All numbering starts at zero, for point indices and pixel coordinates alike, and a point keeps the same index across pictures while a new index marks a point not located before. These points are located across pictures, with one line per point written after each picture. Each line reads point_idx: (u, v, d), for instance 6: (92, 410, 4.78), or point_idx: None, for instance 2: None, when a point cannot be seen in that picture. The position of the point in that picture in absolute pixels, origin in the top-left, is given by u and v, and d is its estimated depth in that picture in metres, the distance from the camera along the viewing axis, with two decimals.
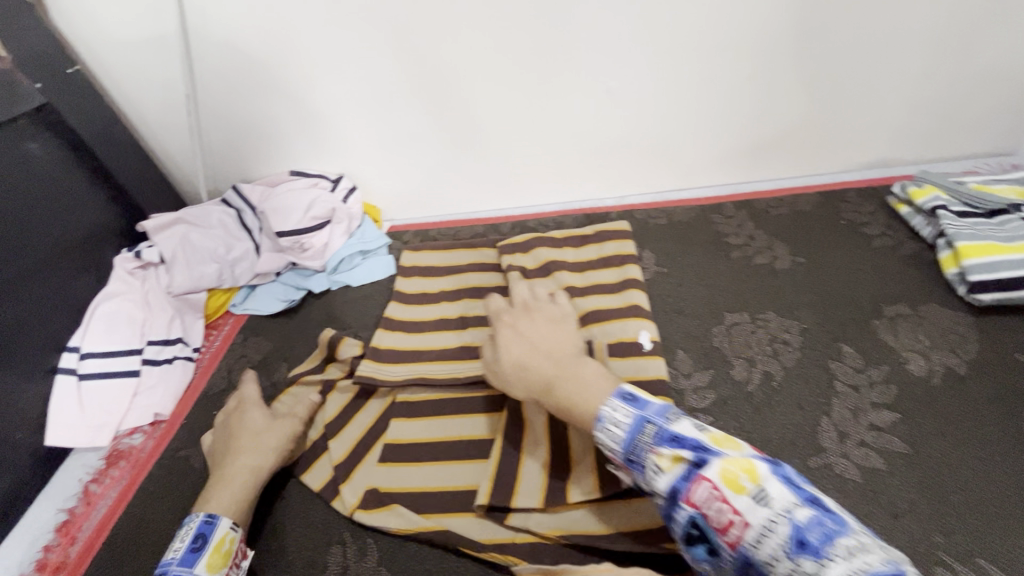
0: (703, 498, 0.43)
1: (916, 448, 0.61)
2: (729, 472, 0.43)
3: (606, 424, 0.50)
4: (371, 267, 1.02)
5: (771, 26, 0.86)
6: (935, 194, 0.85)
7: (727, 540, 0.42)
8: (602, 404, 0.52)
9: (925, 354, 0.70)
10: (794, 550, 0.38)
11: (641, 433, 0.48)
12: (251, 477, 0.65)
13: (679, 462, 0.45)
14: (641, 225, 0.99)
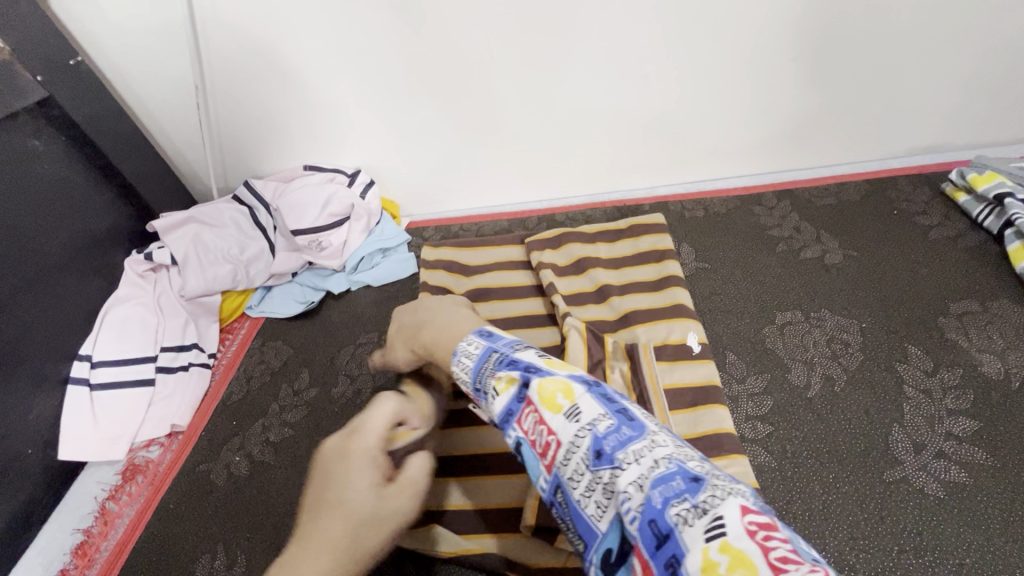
0: (529, 422, 0.39)
1: (1000, 459, 0.56)
2: (547, 391, 0.39)
3: (461, 359, 0.48)
4: (392, 266, 0.97)
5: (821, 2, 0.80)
6: (999, 181, 0.79)
7: (546, 463, 0.38)
8: (461, 341, 0.50)
9: (1001, 355, 0.64)
10: (595, 464, 0.34)
11: (487, 361, 0.45)
12: (354, 548, 0.40)
13: (510, 384, 0.41)
14: (676, 218, 0.94)
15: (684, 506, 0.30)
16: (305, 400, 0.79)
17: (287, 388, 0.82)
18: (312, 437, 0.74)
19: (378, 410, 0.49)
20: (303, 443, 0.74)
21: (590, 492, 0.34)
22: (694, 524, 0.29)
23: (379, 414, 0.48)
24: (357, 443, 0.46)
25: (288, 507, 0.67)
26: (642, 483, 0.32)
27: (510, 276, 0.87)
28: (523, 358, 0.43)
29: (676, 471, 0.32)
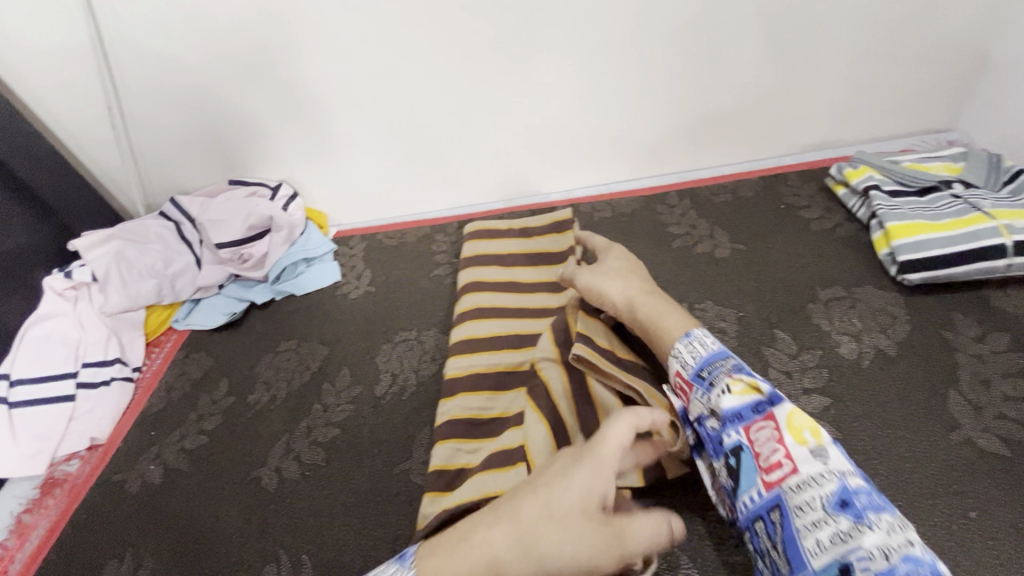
0: (767, 435, 0.50)
1: (845, 433, 0.61)
2: (796, 423, 0.50)
3: (695, 344, 0.58)
4: (315, 275, 1.00)
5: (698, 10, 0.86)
6: (869, 174, 0.85)
7: (767, 478, 0.48)
8: (694, 329, 0.61)
9: (857, 336, 0.70)
10: (836, 506, 0.44)
11: (723, 361, 0.56)
12: (527, 563, 0.42)
13: (752, 391, 0.52)
14: (586, 219, 0.99)
15: None
16: (223, 408, 0.82)
17: (205, 398, 0.84)
18: (225, 442, 0.77)
19: (625, 434, 0.47)
20: (216, 449, 0.76)
21: (818, 526, 0.43)
22: (879, 554, 0.40)
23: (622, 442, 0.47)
24: (601, 459, 0.46)
25: (196, 511, 0.70)
26: (889, 555, 0.40)
27: (466, 278, 0.87)
28: (761, 378, 0.54)
29: (886, 513, 0.44)
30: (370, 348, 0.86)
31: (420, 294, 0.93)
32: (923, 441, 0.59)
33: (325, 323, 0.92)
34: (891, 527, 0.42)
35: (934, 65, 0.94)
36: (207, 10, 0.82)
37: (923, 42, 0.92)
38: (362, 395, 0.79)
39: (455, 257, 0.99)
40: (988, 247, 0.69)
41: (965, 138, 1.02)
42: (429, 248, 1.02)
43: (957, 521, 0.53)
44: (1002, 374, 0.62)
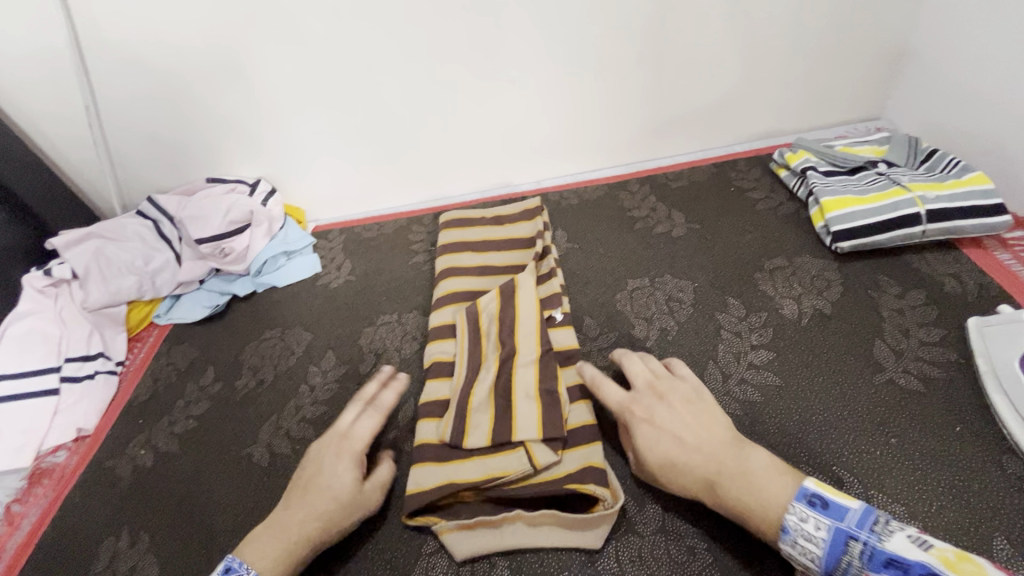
0: None
1: (786, 380, 0.68)
2: None
3: (798, 537, 0.49)
4: (295, 268, 1.03)
5: (654, 12, 0.92)
6: (807, 157, 0.95)
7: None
8: (786, 510, 0.50)
9: (797, 299, 0.78)
10: None
11: (846, 551, 0.48)
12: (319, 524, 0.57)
13: None
14: (554, 206, 1.05)
15: None
16: (211, 394, 0.85)
17: (193, 385, 0.87)
18: (215, 425, 0.80)
19: (363, 421, 0.65)
20: (206, 432, 0.79)
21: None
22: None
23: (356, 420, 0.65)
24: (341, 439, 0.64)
25: (190, 489, 0.73)
26: None
27: (442, 261, 0.93)
28: (900, 553, 0.45)
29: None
30: (354, 332, 0.90)
31: (399, 280, 0.98)
32: (852, 383, 0.67)
33: (307, 311, 0.96)
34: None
35: (863, 60, 1.05)
36: (186, 13, 0.85)
37: (855, 38, 1.01)
38: (347, 374, 0.83)
39: (431, 245, 1.04)
40: (907, 216, 0.79)
41: (891, 125, 1.13)
42: (406, 237, 1.07)
43: (879, 448, 0.60)
44: (918, 324, 0.71)
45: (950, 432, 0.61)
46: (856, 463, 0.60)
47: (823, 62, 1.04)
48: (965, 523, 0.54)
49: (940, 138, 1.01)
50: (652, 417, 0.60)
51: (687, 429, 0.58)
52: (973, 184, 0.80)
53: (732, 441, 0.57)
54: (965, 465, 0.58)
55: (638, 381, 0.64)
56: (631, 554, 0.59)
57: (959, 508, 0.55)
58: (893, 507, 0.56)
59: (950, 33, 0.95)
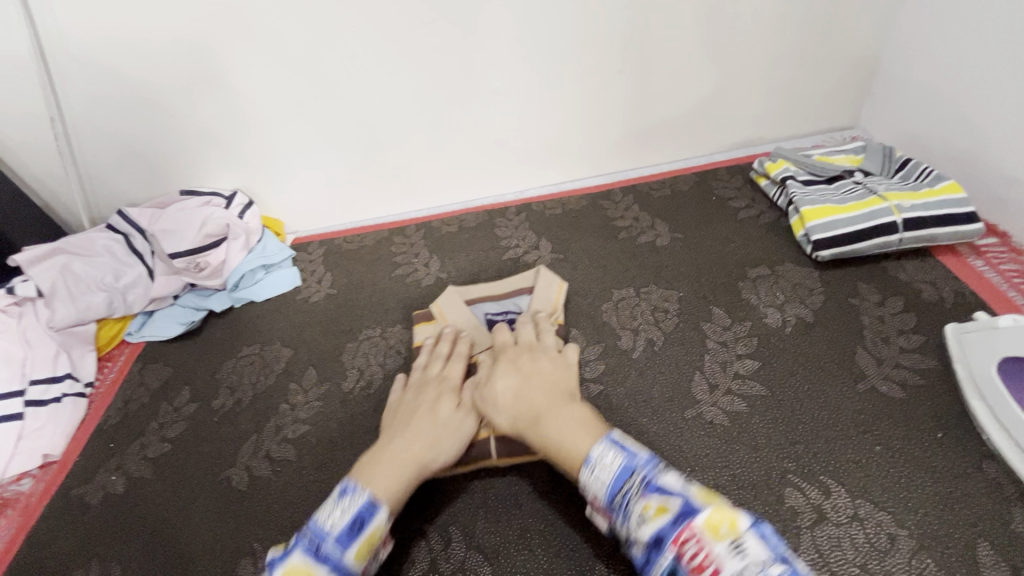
0: (692, 548, 0.43)
1: (771, 389, 0.69)
2: (711, 519, 0.44)
3: (596, 466, 0.51)
4: (274, 282, 1.01)
5: (634, 22, 0.93)
6: (786, 166, 0.96)
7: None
8: (591, 447, 0.53)
9: (780, 307, 0.78)
10: None
11: (629, 479, 0.49)
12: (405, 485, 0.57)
13: (665, 509, 0.46)
14: (537, 217, 1.05)
15: None
16: (186, 415, 0.82)
17: (167, 407, 0.84)
18: (191, 447, 0.77)
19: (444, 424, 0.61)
20: (182, 455, 0.77)
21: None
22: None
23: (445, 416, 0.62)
24: (437, 420, 0.61)
25: (165, 515, 0.71)
26: None
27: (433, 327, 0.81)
28: (670, 483, 0.48)
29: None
30: (335, 347, 0.88)
31: (382, 293, 0.96)
32: (838, 392, 0.67)
33: (287, 327, 0.93)
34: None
35: (838, 71, 1.07)
36: (157, 20, 0.83)
37: (829, 50, 1.04)
38: (329, 391, 0.81)
39: (414, 256, 1.02)
40: (883, 224, 0.80)
41: (866, 134, 1.15)
42: (389, 249, 1.05)
43: (865, 456, 0.61)
44: (898, 332, 0.72)
45: (932, 437, 0.62)
46: (844, 472, 0.60)
47: (800, 72, 1.06)
48: (951, 529, 0.55)
49: (912, 146, 1.04)
50: (550, 426, 0.57)
51: (584, 431, 0.55)
52: (945, 192, 0.82)
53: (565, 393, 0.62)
54: (946, 472, 0.59)
55: (501, 390, 0.62)
56: (622, 569, 0.58)
57: (942, 515, 0.56)
58: (879, 515, 0.56)
59: (919, 46, 0.98)
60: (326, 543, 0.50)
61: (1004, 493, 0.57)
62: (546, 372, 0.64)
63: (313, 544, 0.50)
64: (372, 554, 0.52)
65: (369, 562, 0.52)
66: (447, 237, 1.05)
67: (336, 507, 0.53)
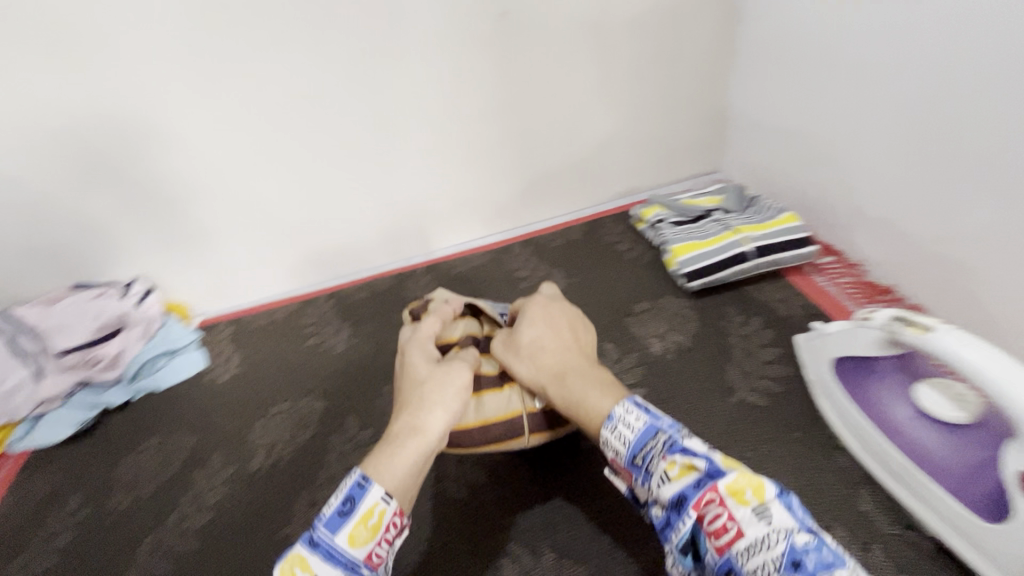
0: (712, 511, 0.42)
1: (657, 413, 0.75)
2: (737, 484, 0.43)
3: (620, 424, 0.50)
4: (177, 367, 0.98)
5: (506, 93, 1.04)
6: (659, 211, 1.09)
7: (718, 544, 0.41)
8: (615, 404, 0.52)
9: (662, 336, 0.86)
10: (788, 569, 0.38)
11: (653, 439, 0.48)
12: (424, 448, 0.54)
13: (690, 471, 0.44)
14: (444, 276, 1.10)
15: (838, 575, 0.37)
16: (78, 521, 0.77)
17: (55, 516, 0.78)
18: (81, 555, 0.73)
19: (460, 375, 0.59)
20: (71, 566, 0.72)
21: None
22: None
23: (457, 379, 0.58)
24: (444, 380, 0.58)
25: None
26: None
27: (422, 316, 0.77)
28: (696, 446, 0.46)
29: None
30: (242, 427, 0.86)
31: (293, 366, 0.96)
32: (713, 408, 0.74)
33: (192, 412, 0.90)
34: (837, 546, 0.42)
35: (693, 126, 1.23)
36: (39, 123, 0.85)
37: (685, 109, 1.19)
38: (235, 474, 0.79)
39: (326, 325, 1.04)
40: (736, 254, 0.92)
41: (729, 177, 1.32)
42: (299, 322, 1.05)
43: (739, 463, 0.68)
44: (760, 346, 0.82)
45: (792, 438, 0.70)
46: None
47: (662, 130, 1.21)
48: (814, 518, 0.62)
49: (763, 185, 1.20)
50: (568, 384, 0.57)
51: (611, 391, 0.55)
52: (784, 223, 0.95)
53: (588, 351, 0.62)
54: (805, 467, 0.66)
55: (527, 341, 0.62)
56: None
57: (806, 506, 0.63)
58: None
59: (754, 100, 1.14)
60: (321, 531, 0.47)
61: (851, 478, 0.65)
62: (567, 327, 0.63)
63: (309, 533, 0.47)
64: (377, 534, 0.48)
65: (375, 543, 0.48)
66: (357, 304, 1.07)
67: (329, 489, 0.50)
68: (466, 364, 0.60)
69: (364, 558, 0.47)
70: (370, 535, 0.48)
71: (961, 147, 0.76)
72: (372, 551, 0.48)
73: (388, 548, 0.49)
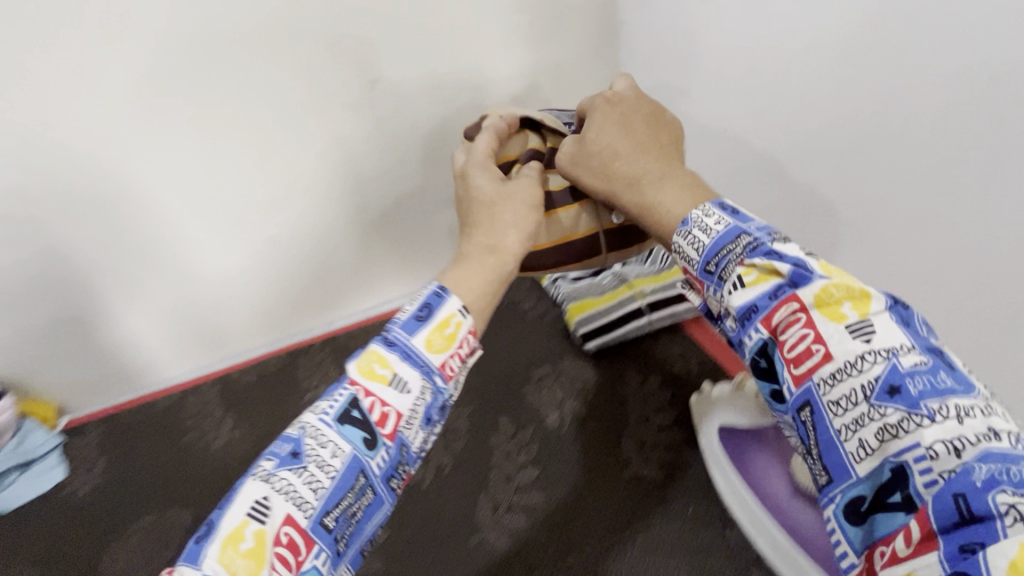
0: (795, 325, 0.39)
1: (549, 499, 0.71)
2: (828, 296, 0.39)
3: (695, 227, 0.45)
4: (33, 483, 0.88)
5: (397, 149, 0.86)
6: None
7: (796, 373, 0.39)
8: (693, 209, 0.47)
9: (559, 405, 0.81)
10: (881, 395, 0.35)
11: (733, 243, 0.43)
12: (496, 259, 0.53)
13: (770, 278, 0.41)
14: (340, 349, 1.02)
15: (941, 406, 0.34)
16: None
17: None
18: None
19: (518, 212, 0.55)
20: None
21: (863, 420, 0.36)
22: (948, 426, 0.33)
23: (524, 213, 0.55)
24: (511, 199, 0.55)
25: None
26: (956, 449, 0.33)
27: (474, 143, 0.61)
28: (788, 252, 0.42)
29: (1018, 455, 0.32)
30: (98, 553, 0.81)
31: (163, 472, 0.88)
32: (606, 487, 0.72)
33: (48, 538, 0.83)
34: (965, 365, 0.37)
35: None
36: None
37: None
38: None
39: (206, 418, 0.94)
40: (629, 310, 0.88)
41: None
42: (178, 416, 0.95)
43: (625, 550, 0.67)
44: (655, 411, 0.78)
45: (683, 515, 0.68)
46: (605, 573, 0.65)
47: None
48: None
49: None
50: (648, 188, 0.51)
51: (694, 193, 0.50)
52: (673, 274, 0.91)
53: (664, 150, 0.54)
54: (688, 548, 0.66)
55: (602, 148, 0.53)
56: None
57: None
58: None
59: None
60: (397, 330, 0.47)
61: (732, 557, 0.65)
62: (637, 128, 0.57)
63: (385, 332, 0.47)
64: (451, 345, 0.48)
65: (448, 355, 0.48)
66: (244, 390, 0.97)
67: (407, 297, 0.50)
68: (528, 182, 0.56)
69: (439, 364, 0.47)
70: (446, 343, 0.48)
71: (926, 215, 0.63)
72: (446, 362, 0.47)
73: (464, 365, 0.49)
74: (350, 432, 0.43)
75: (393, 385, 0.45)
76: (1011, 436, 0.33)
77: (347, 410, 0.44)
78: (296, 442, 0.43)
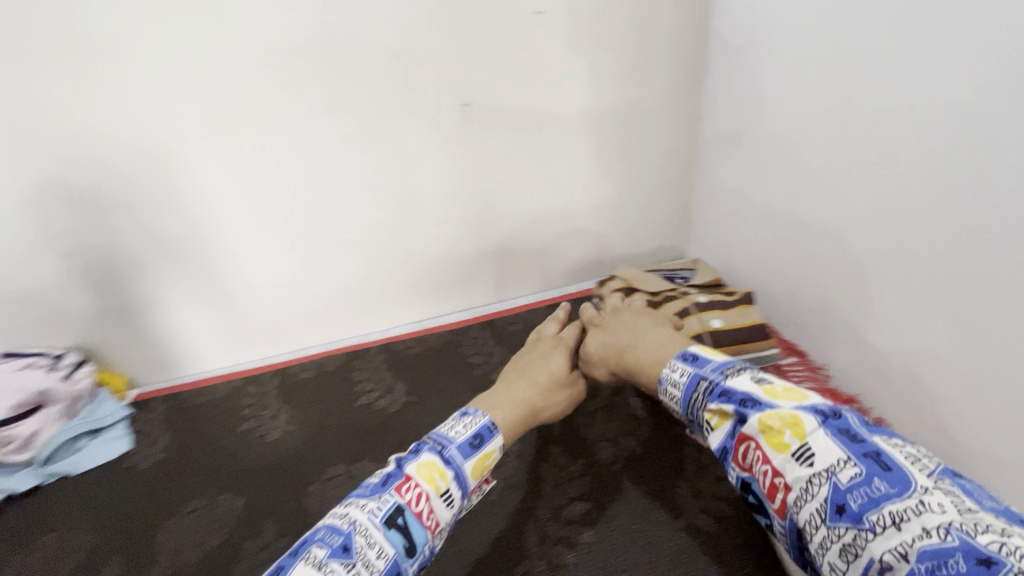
0: (754, 455, 0.49)
1: (599, 536, 0.69)
2: (772, 428, 0.48)
3: (670, 385, 0.60)
4: (98, 450, 0.91)
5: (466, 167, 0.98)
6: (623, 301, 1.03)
7: (776, 504, 0.47)
8: (666, 367, 0.62)
9: (612, 441, 0.80)
10: (834, 514, 0.43)
11: (697, 390, 0.56)
12: (522, 406, 0.68)
13: (725, 419, 0.52)
14: (395, 356, 1.04)
15: (881, 511, 0.41)
16: None
17: None
18: None
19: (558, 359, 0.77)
20: None
21: (828, 543, 0.43)
22: (890, 535, 0.40)
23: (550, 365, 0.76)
24: (537, 358, 0.77)
25: None
26: (904, 551, 0.38)
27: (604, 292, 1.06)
28: (737, 389, 0.52)
29: (960, 547, 0.37)
30: (146, 525, 0.79)
31: (218, 452, 0.90)
32: (659, 531, 0.69)
33: (103, 502, 0.84)
34: (910, 457, 0.44)
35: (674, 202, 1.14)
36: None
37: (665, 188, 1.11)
38: None
39: (262, 408, 0.97)
40: None
41: None
42: (237, 402, 0.99)
43: None
44: (712, 459, 0.77)
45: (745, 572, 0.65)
46: None
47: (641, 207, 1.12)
48: None
49: None
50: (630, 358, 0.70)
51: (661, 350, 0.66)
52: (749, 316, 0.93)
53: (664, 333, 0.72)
54: None
55: (595, 346, 0.78)
56: None
57: None
58: None
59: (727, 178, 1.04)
60: (451, 451, 0.56)
61: None
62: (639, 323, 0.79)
63: (440, 445, 0.56)
64: (483, 473, 0.58)
65: (478, 482, 0.57)
66: (302, 384, 1.01)
67: (457, 422, 0.60)
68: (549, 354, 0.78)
69: (472, 489, 0.56)
70: (482, 470, 0.58)
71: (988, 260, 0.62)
72: (476, 487, 0.57)
73: (481, 491, 0.59)
74: (395, 538, 0.49)
75: (441, 496, 0.53)
76: (954, 525, 0.38)
77: (393, 517, 0.49)
78: (347, 538, 0.47)
